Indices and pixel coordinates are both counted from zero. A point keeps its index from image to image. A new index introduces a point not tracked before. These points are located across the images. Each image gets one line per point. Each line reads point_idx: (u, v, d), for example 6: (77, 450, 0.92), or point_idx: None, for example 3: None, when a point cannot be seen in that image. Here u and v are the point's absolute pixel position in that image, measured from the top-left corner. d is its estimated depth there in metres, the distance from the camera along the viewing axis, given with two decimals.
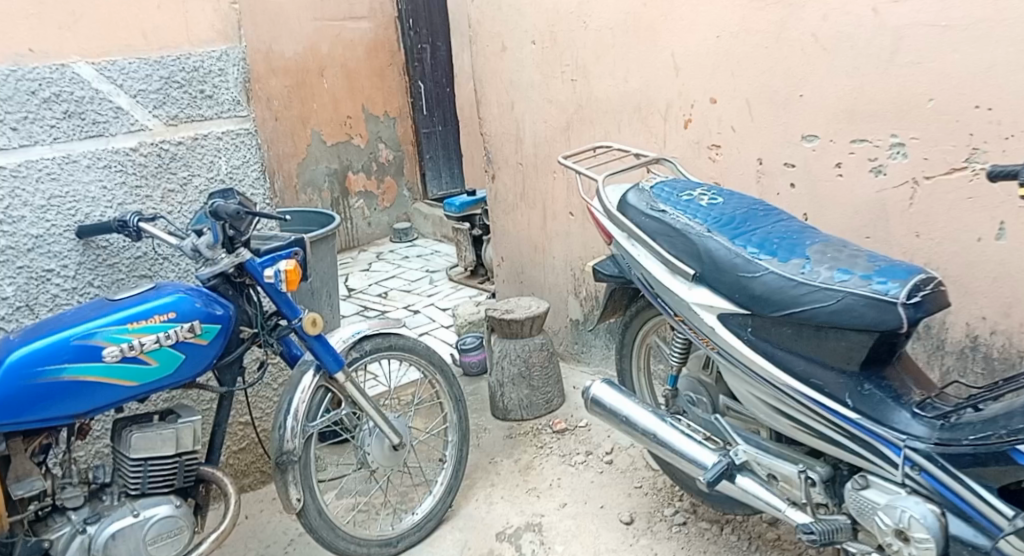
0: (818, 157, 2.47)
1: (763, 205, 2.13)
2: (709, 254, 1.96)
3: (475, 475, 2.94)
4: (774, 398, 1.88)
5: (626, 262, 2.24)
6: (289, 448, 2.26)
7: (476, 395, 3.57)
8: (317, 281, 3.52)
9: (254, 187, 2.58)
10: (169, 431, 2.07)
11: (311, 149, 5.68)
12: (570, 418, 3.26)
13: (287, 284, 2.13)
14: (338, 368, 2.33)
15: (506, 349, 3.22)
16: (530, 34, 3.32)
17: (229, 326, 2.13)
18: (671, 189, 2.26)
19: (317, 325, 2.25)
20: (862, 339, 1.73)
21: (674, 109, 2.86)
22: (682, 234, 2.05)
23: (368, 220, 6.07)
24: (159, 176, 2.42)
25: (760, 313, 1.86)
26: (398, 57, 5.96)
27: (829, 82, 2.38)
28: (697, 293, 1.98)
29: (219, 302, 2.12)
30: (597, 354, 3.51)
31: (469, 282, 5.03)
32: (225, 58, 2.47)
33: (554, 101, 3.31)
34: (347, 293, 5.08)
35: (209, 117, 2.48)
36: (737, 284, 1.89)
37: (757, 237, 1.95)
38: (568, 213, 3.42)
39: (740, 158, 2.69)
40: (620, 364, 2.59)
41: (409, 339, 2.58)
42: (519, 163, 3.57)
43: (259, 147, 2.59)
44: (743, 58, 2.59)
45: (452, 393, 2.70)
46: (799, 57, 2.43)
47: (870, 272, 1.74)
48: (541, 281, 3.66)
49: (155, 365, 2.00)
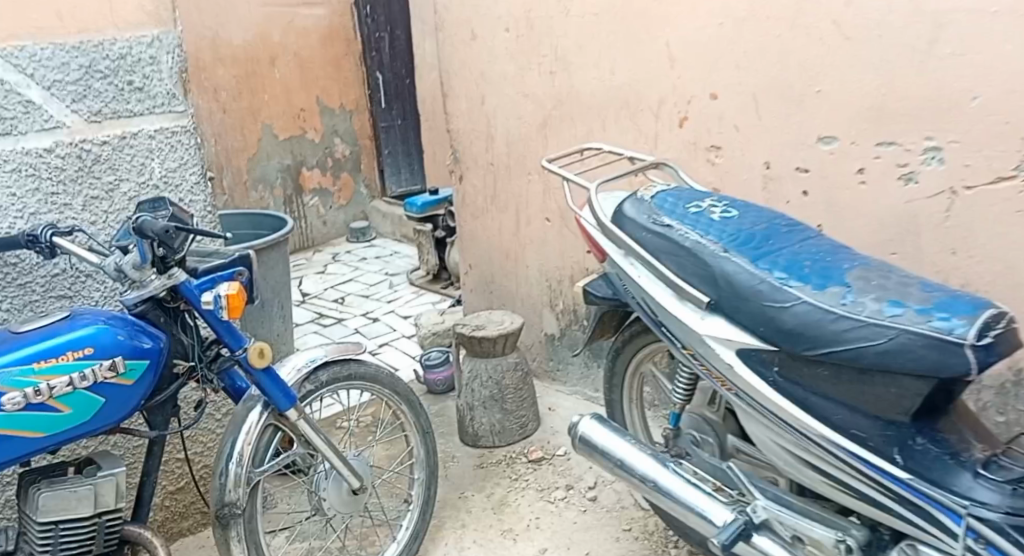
0: (836, 161, 2.31)
1: (785, 218, 1.95)
2: (726, 278, 1.80)
3: (444, 514, 2.68)
4: (798, 445, 1.80)
5: (624, 282, 2.05)
6: (231, 499, 1.94)
7: (442, 418, 3.29)
8: (266, 291, 3.21)
9: (192, 193, 2.25)
10: (85, 488, 1.69)
11: (262, 143, 5.31)
12: (547, 445, 3.01)
13: (230, 311, 1.80)
14: (289, 405, 2.00)
15: (477, 370, 2.96)
16: (504, 20, 3.01)
17: (160, 361, 1.79)
18: (675, 199, 2.05)
19: (265, 356, 1.92)
20: (918, 388, 1.62)
21: (667, 107, 2.64)
22: (692, 253, 1.87)
23: (323, 218, 5.70)
24: (79, 182, 2.06)
25: (788, 349, 1.73)
26: (354, 45, 5.60)
27: (852, 76, 2.21)
28: (712, 323, 1.84)
29: (149, 335, 1.78)
30: (576, 373, 3.25)
31: (433, 287, 4.73)
32: (158, 44, 2.12)
33: (530, 96, 3.02)
34: (299, 299, 4.73)
35: (140, 113, 2.12)
36: (762, 315, 1.75)
37: (783, 259, 1.79)
38: (545, 218, 3.14)
39: (745, 161, 2.51)
40: (610, 395, 2.38)
41: (371, 366, 2.28)
42: (490, 163, 3.27)
43: (199, 146, 2.25)
44: (751, 48, 2.39)
45: (419, 424, 2.42)
46: (817, 48, 2.25)
47: (927, 306, 1.60)
48: (514, 292, 3.38)
49: (69, 412, 1.65)
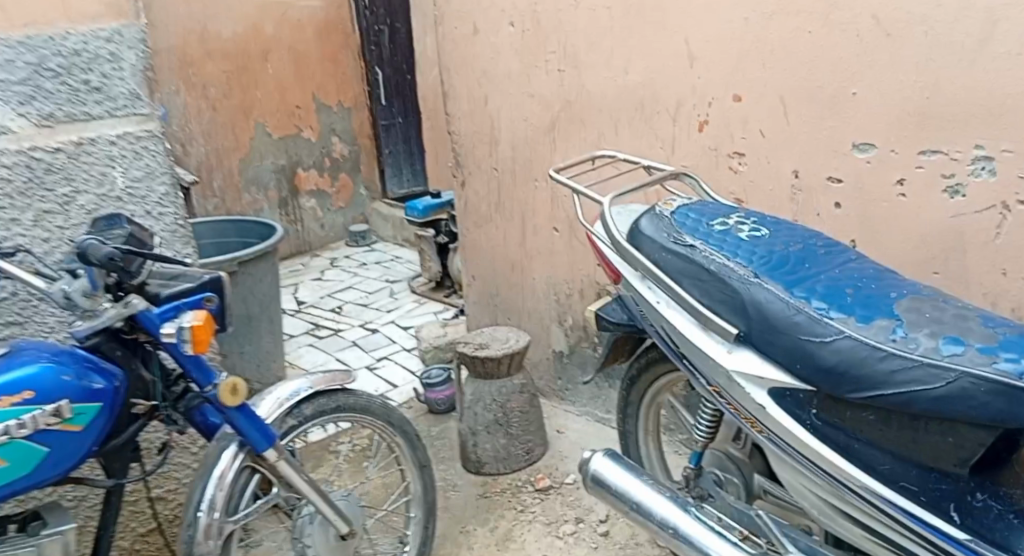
0: (873, 171, 2.08)
1: (821, 237, 1.70)
2: (757, 307, 1.54)
3: (444, 551, 2.47)
4: (837, 496, 1.53)
5: (641, 308, 1.81)
6: (201, 552, 1.72)
7: (444, 441, 3.08)
8: (253, 305, 3.04)
9: (160, 205, 2.04)
10: (27, 550, 1.49)
11: (255, 143, 5.10)
12: (555, 471, 2.79)
13: (195, 346, 1.59)
14: (268, 446, 1.78)
15: (479, 393, 2.75)
16: (509, 14, 2.79)
17: (115, 402, 1.59)
18: (698, 215, 1.82)
19: (239, 392, 1.72)
20: (979, 437, 1.37)
21: (686, 109, 2.41)
22: (718, 278, 1.62)
23: (321, 221, 5.50)
24: (28, 194, 1.86)
25: (830, 391, 1.45)
26: (352, 39, 5.39)
27: (891, 78, 1.98)
28: (742, 358, 1.57)
29: (102, 373, 1.57)
30: (585, 394, 3.04)
31: (435, 295, 4.52)
32: (118, 38, 1.91)
33: (536, 96, 2.80)
34: (295, 308, 4.52)
35: (98, 116, 1.92)
36: (798, 350, 1.48)
37: (822, 285, 1.53)
38: (553, 228, 2.92)
39: (771, 170, 2.28)
40: (624, 426, 2.16)
41: (364, 397, 2.08)
42: (494, 168, 3.05)
43: (166, 153, 2.04)
44: (780, 46, 2.16)
45: (417, 459, 2.22)
46: (854, 45, 2.02)
47: (992, 345, 1.34)
48: (520, 306, 3.16)
49: (5, 465, 1.46)
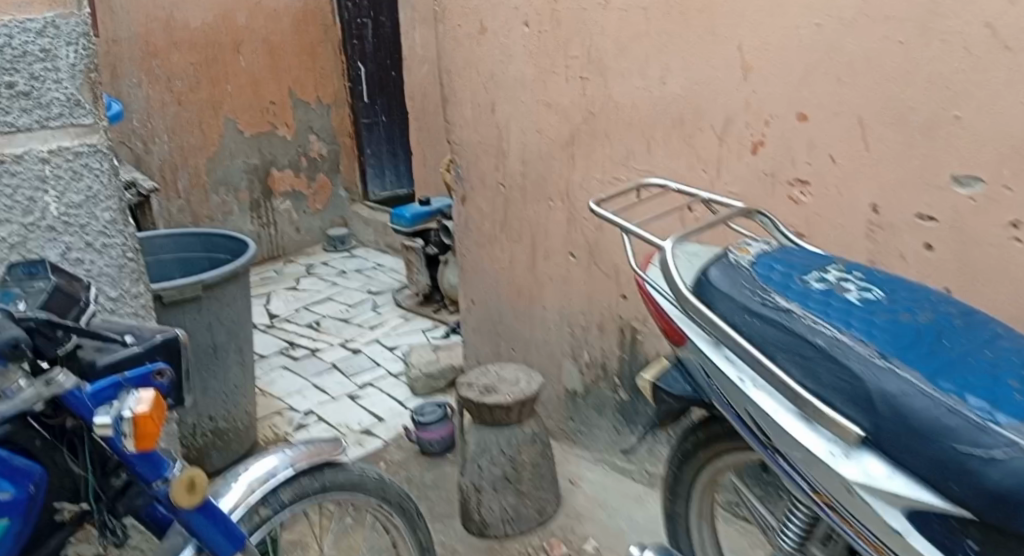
0: (977, 210, 1.70)
1: (953, 304, 1.32)
2: (889, 402, 1.15)
3: None
4: None
5: (713, 383, 1.44)
6: None
7: (441, 491, 2.70)
8: (222, 333, 2.63)
9: (107, 234, 1.73)
10: None
11: (224, 140, 4.66)
12: (572, 534, 2.43)
13: (138, 441, 1.17)
14: (235, 550, 1.39)
15: (484, 443, 2.39)
16: (522, 12, 2.40)
17: (29, 511, 1.21)
18: (786, 267, 1.43)
19: (197, 489, 1.32)
20: None
21: (735, 128, 2.03)
22: (829, 357, 1.23)
23: (296, 225, 5.07)
24: None
25: (1000, 523, 1.07)
26: (332, 31, 4.96)
27: (1006, 100, 1.60)
28: (862, 465, 1.18)
29: (11, 478, 1.18)
30: (602, 440, 2.68)
31: (422, 310, 4.11)
32: (53, 31, 1.58)
33: (553, 106, 2.42)
34: (267, 324, 4.11)
35: (25, 128, 1.58)
36: (952, 464, 1.09)
37: (975, 374, 1.15)
38: (568, 253, 2.54)
39: (843, 203, 1.90)
40: (671, 508, 1.79)
41: (354, 471, 1.71)
42: (500, 184, 2.67)
43: (114, 170, 1.71)
44: (859, 58, 1.77)
45: (418, 539, 1.86)
46: (960, 60, 1.64)
47: None
48: (527, 338, 2.80)
49: None
